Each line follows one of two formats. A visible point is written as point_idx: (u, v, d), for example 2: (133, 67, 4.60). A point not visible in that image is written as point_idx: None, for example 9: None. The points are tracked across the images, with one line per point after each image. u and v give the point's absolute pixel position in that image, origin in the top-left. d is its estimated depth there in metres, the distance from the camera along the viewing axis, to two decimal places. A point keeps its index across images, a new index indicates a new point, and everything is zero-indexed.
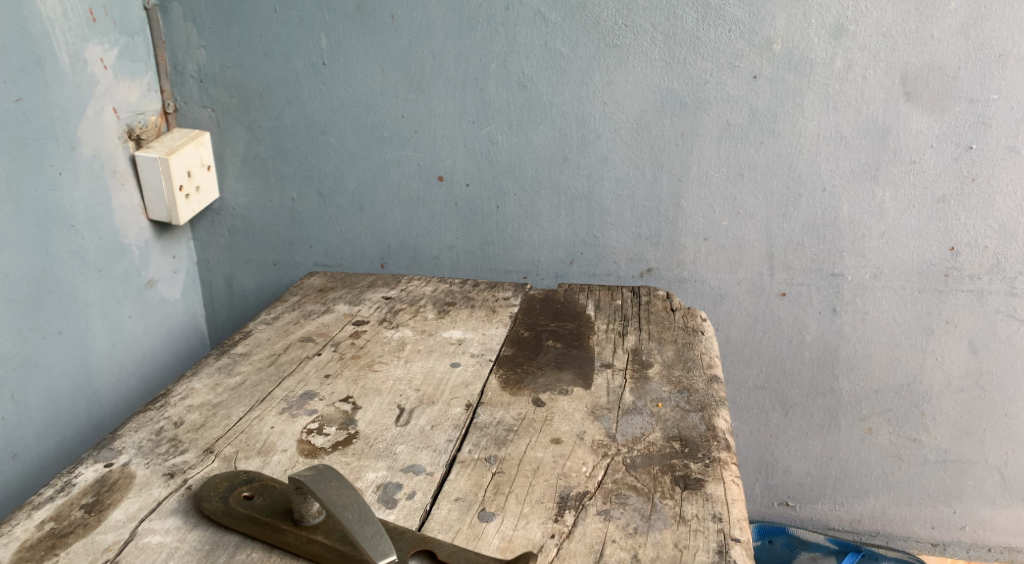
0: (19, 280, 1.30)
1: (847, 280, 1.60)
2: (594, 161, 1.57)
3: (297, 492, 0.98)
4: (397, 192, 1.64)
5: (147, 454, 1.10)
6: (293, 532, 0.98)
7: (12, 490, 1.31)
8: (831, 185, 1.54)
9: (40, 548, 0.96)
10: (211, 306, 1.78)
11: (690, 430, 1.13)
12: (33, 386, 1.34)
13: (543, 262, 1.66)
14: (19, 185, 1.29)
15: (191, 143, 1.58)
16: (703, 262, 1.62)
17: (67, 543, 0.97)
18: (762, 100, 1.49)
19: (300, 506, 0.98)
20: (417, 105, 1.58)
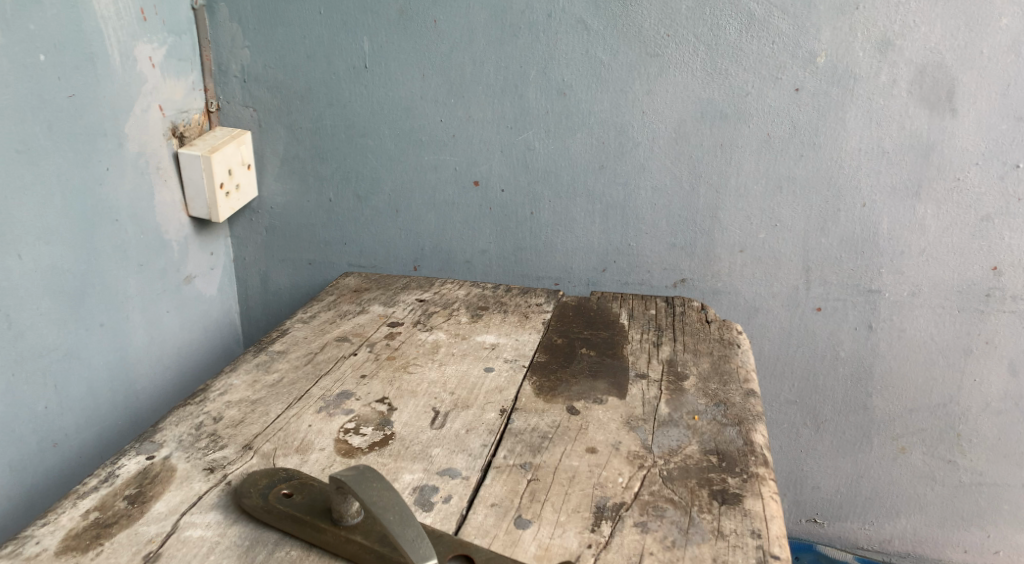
0: (65, 272, 1.32)
1: (884, 297, 1.58)
2: (631, 170, 1.57)
3: (335, 491, 0.98)
4: (433, 196, 1.65)
5: (187, 448, 1.12)
6: (332, 531, 0.98)
7: (52, 478, 1.34)
8: (871, 200, 1.52)
9: (85, 537, 0.98)
10: (245, 303, 1.80)
11: (727, 444, 1.12)
12: (74, 376, 1.36)
13: (575, 269, 1.66)
14: (68, 179, 1.31)
15: (233, 142, 1.60)
16: (738, 274, 1.61)
17: (111, 533, 0.99)
18: (804, 112, 1.48)
19: (339, 506, 0.98)
20: (456, 110, 1.58)
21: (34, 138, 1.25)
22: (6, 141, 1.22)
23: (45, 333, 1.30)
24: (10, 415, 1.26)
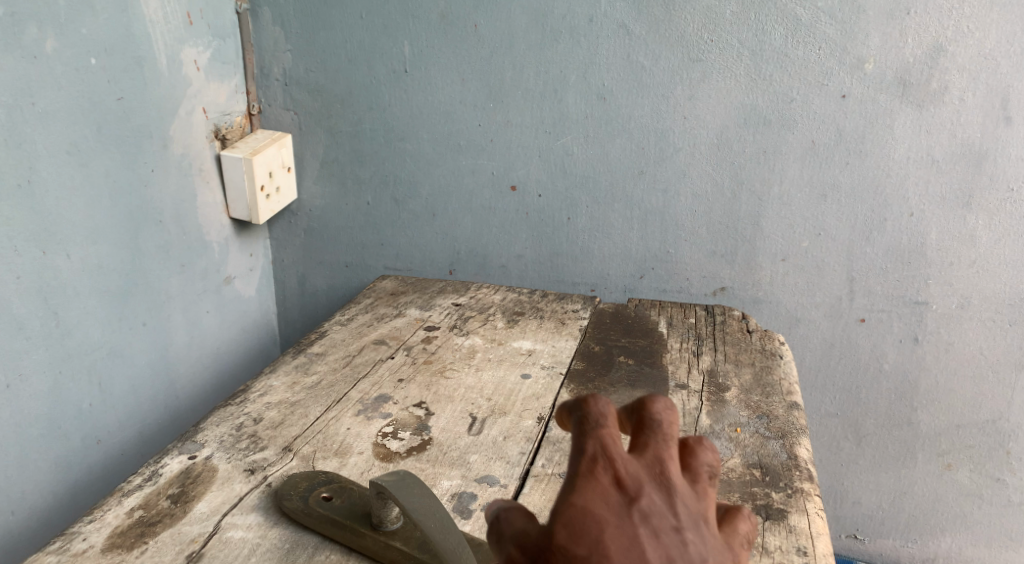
0: (111, 271, 1.34)
1: (931, 308, 1.55)
2: (671, 176, 1.55)
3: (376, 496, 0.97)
4: (471, 200, 1.65)
5: (228, 448, 1.12)
6: (372, 536, 0.98)
7: (94, 475, 1.35)
8: (919, 210, 1.49)
9: (130, 535, 0.99)
10: (284, 305, 1.81)
11: (771, 458, 1.10)
12: (118, 375, 1.37)
13: (612, 276, 1.65)
14: (116, 180, 1.33)
15: (274, 144, 1.61)
16: (780, 283, 1.59)
17: (155, 532, 0.99)
18: (849, 120, 1.46)
19: (379, 510, 0.98)
20: (494, 114, 1.58)
21: (84, 140, 1.27)
22: (57, 143, 1.23)
23: (91, 331, 1.31)
24: (56, 412, 1.27)
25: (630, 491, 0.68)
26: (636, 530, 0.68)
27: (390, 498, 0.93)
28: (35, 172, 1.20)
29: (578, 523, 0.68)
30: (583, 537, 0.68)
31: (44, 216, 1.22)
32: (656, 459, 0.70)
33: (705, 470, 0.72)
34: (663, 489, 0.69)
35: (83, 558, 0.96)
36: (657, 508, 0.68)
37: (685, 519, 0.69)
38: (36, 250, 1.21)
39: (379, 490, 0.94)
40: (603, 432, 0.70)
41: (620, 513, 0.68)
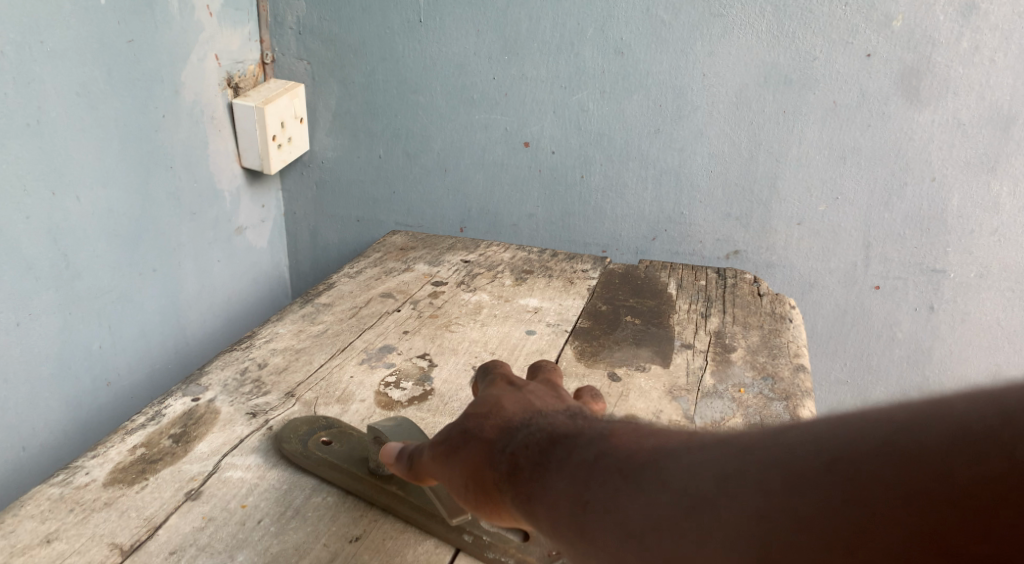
0: (121, 216, 1.32)
1: (948, 277, 1.52)
2: (688, 135, 1.52)
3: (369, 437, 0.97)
4: (483, 155, 1.63)
5: (232, 392, 1.12)
6: (369, 480, 0.96)
7: (104, 416, 1.35)
8: (941, 174, 1.45)
9: (131, 471, 0.98)
10: (294, 258, 1.81)
11: (773, 418, 1.08)
12: (127, 319, 1.36)
13: (624, 237, 1.63)
14: (125, 124, 1.31)
15: (286, 94, 1.59)
16: (795, 247, 1.56)
17: (156, 469, 0.99)
18: (874, 80, 1.42)
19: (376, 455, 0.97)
20: (510, 67, 1.54)
21: (93, 82, 1.24)
22: (66, 84, 1.20)
23: (100, 275, 1.30)
24: (66, 353, 1.26)
25: (519, 383, 0.86)
26: (523, 395, 0.83)
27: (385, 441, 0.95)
28: (44, 112, 1.18)
29: (480, 398, 0.84)
30: (481, 400, 0.83)
31: (52, 156, 1.20)
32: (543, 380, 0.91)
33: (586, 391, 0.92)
34: (548, 388, 0.87)
35: (84, 491, 0.95)
36: (540, 390, 0.85)
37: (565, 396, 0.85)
38: (46, 191, 1.19)
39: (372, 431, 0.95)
40: (497, 368, 0.91)
41: (511, 391, 0.84)
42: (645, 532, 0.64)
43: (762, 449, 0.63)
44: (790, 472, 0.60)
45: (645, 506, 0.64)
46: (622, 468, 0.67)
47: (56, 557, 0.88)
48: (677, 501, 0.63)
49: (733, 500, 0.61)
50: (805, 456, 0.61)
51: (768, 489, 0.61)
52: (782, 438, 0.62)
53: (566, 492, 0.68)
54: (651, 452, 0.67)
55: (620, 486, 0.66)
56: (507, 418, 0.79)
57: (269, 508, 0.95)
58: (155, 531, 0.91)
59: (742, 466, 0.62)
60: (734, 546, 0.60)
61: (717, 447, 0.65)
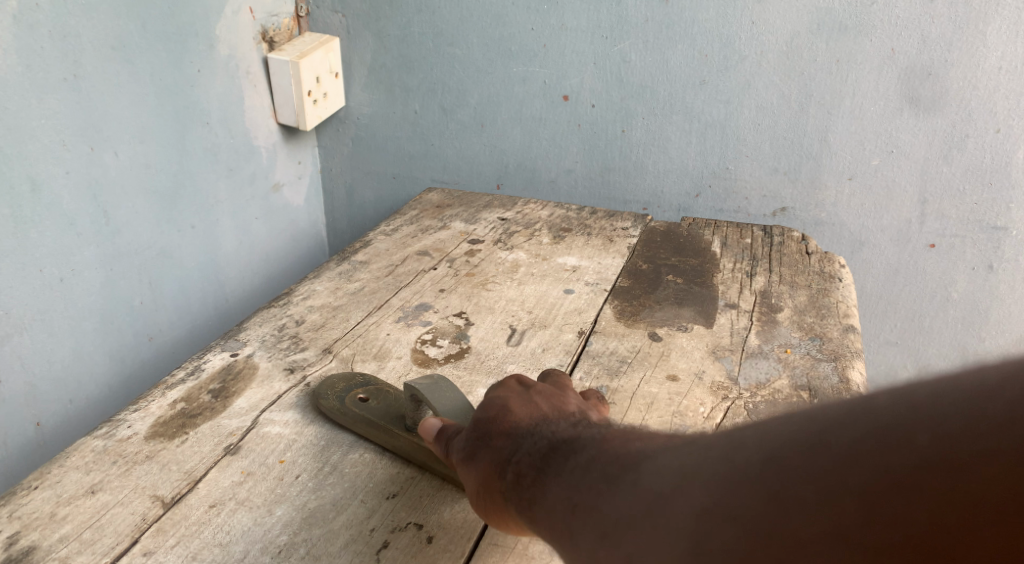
0: (159, 172, 1.31)
1: (1009, 235, 1.47)
2: (735, 86, 1.47)
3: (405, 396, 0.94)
4: (520, 110, 1.59)
5: (270, 348, 1.11)
6: (408, 437, 0.94)
7: (146, 371, 1.35)
8: (1006, 126, 1.39)
9: (172, 425, 0.98)
10: (331, 215, 1.79)
11: (821, 380, 1.04)
12: (168, 276, 1.36)
13: (666, 194, 1.59)
14: (161, 79, 1.28)
15: (321, 48, 1.56)
16: (845, 204, 1.52)
17: (196, 423, 0.98)
18: (937, 25, 1.35)
19: (414, 414, 0.94)
20: (549, 17, 1.49)
21: (129, 35, 1.22)
22: (102, 38, 1.18)
23: (140, 231, 1.29)
24: (110, 308, 1.26)
25: (528, 382, 0.87)
26: (532, 397, 0.84)
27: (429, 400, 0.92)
28: (81, 66, 1.16)
29: (488, 399, 0.85)
30: (490, 404, 0.84)
31: (90, 112, 1.18)
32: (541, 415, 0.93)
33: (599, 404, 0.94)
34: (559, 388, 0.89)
35: (126, 445, 0.95)
36: (548, 390, 0.86)
37: (575, 398, 0.86)
38: (85, 147, 1.17)
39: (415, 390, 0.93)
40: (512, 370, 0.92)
41: (521, 392, 0.85)
42: (614, 532, 0.63)
43: (714, 448, 0.61)
44: (729, 470, 0.58)
45: (613, 506, 0.64)
46: (605, 473, 0.67)
47: (100, 509, 0.87)
48: (637, 503, 0.62)
49: (679, 497, 0.60)
50: (745, 452, 0.58)
51: (712, 487, 0.58)
52: (732, 437, 0.60)
53: (559, 499, 0.69)
54: (625, 460, 0.67)
55: (602, 490, 0.66)
56: (515, 425, 0.80)
57: (307, 464, 0.94)
58: (196, 485, 0.91)
59: (694, 466, 0.61)
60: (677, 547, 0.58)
61: (680, 450, 0.63)
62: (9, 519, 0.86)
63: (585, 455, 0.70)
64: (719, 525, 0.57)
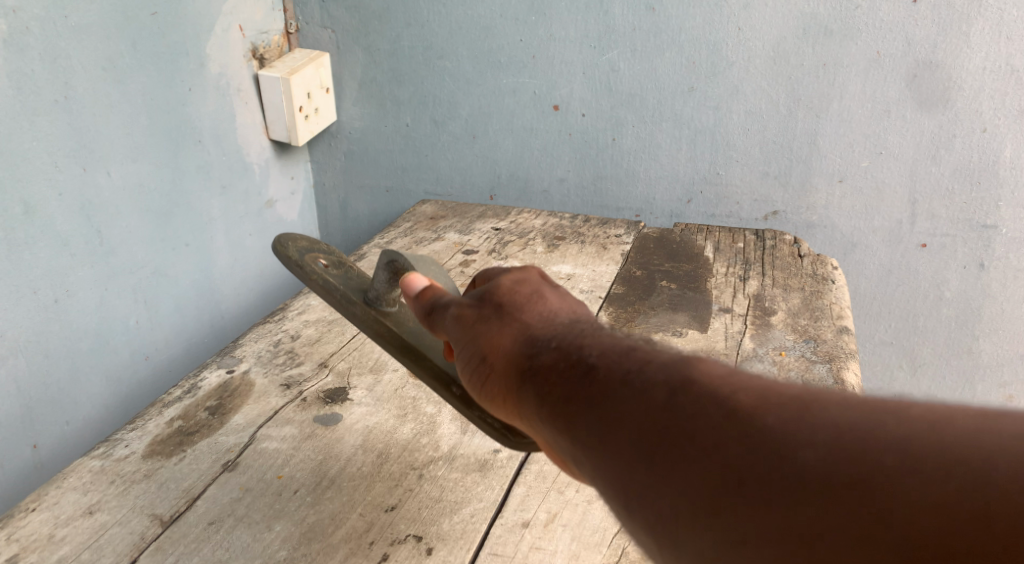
0: (152, 191, 1.31)
1: (999, 233, 1.48)
2: (723, 92, 1.47)
3: (374, 265, 0.92)
4: (511, 120, 1.59)
5: (265, 363, 1.11)
6: (362, 307, 0.94)
7: (143, 390, 1.35)
8: (993, 125, 1.40)
9: (169, 443, 0.98)
10: (325, 230, 1.80)
11: (816, 382, 1.04)
12: (163, 294, 1.36)
13: (658, 200, 1.59)
14: (153, 98, 1.29)
15: (312, 64, 1.56)
16: (836, 206, 1.52)
17: (193, 441, 0.98)
18: (921, 28, 1.36)
19: (377, 287, 0.93)
20: (538, 28, 1.50)
21: (120, 56, 1.22)
22: (92, 58, 1.18)
23: (135, 250, 1.29)
24: (105, 328, 1.26)
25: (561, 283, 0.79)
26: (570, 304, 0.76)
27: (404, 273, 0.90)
28: (71, 87, 1.16)
29: (520, 284, 0.76)
30: (525, 289, 0.75)
31: (81, 132, 1.18)
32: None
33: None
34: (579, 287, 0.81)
35: (124, 464, 0.95)
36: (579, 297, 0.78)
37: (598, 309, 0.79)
38: (77, 167, 1.18)
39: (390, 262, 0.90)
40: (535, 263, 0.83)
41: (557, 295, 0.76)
42: (729, 484, 0.55)
43: (887, 435, 0.53)
44: (886, 486, 0.52)
45: (744, 457, 0.55)
46: (730, 413, 0.57)
47: (99, 529, 0.87)
48: (786, 460, 0.54)
49: (860, 473, 0.53)
50: (927, 475, 0.52)
51: (861, 492, 0.52)
52: (914, 433, 0.53)
53: (646, 415, 0.59)
54: (765, 402, 0.57)
55: (726, 437, 0.56)
56: (551, 321, 0.72)
57: (306, 479, 0.94)
58: (194, 502, 0.91)
59: (858, 454, 0.53)
60: (763, 534, 0.54)
61: (852, 426, 0.54)
62: (8, 541, 0.86)
63: (702, 375, 0.59)
64: (830, 522, 0.53)
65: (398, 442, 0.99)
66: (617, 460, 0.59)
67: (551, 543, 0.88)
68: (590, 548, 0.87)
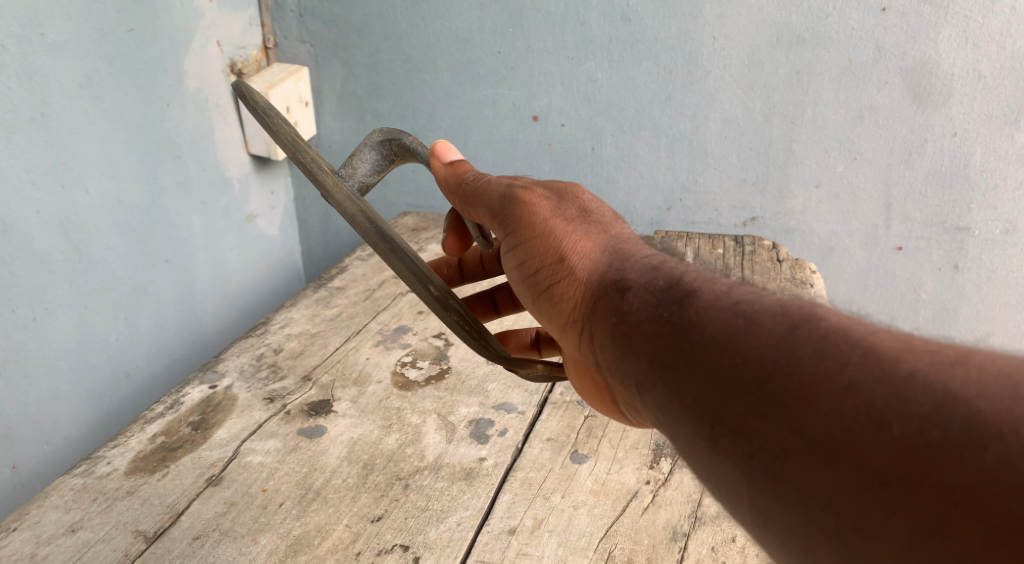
0: (132, 207, 1.31)
1: (973, 235, 1.50)
2: (700, 101, 1.49)
3: (358, 143, 0.95)
4: (491, 132, 1.60)
5: (248, 377, 1.11)
6: (330, 177, 0.85)
7: (124, 407, 1.35)
8: (963, 130, 1.42)
9: (152, 460, 0.98)
10: (307, 243, 1.80)
11: None
12: (144, 310, 1.36)
13: (638, 209, 1.61)
14: (131, 115, 1.29)
15: (291, 78, 1.56)
16: (813, 211, 1.54)
17: (176, 456, 0.98)
18: (890, 34, 1.38)
19: (355, 164, 0.94)
20: (515, 40, 1.51)
21: (96, 73, 1.22)
22: (69, 76, 1.18)
23: (115, 267, 1.29)
24: (85, 346, 1.25)
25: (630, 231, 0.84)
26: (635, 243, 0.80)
27: (396, 156, 0.96)
28: (48, 105, 1.16)
29: (594, 216, 0.81)
30: (596, 222, 0.80)
31: (57, 150, 1.18)
32: (481, 259, 0.99)
33: (542, 332, 0.98)
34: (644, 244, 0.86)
35: (106, 481, 0.95)
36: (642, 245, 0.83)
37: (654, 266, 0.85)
38: (55, 185, 1.18)
39: (382, 143, 0.95)
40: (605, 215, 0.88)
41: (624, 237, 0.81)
42: (785, 383, 0.62)
43: (944, 364, 0.60)
44: (989, 444, 0.57)
45: (807, 360, 0.62)
46: (827, 348, 0.62)
47: (82, 546, 0.87)
48: (848, 366, 0.61)
49: (905, 381, 0.59)
50: (976, 420, 0.57)
51: (899, 398, 0.59)
52: (956, 359, 0.60)
53: (758, 349, 0.64)
54: (849, 330, 0.63)
55: (795, 343, 0.63)
56: (622, 252, 0.78)
57: (291, 491, 0.94)
58: (179, 517, 0.91)
59: (974, 410, 0.58)
60: (805, 423, 0.60)
61: (978, 384, 0.59)
62: None
63: (829, 321, 0.64)
64: (861, 414, 0.59)
65: (383, 453, 0.99)
66: (713, 388, 0.64)
67: (537, 549, 0.88)
68: (576, 553, 0.88)
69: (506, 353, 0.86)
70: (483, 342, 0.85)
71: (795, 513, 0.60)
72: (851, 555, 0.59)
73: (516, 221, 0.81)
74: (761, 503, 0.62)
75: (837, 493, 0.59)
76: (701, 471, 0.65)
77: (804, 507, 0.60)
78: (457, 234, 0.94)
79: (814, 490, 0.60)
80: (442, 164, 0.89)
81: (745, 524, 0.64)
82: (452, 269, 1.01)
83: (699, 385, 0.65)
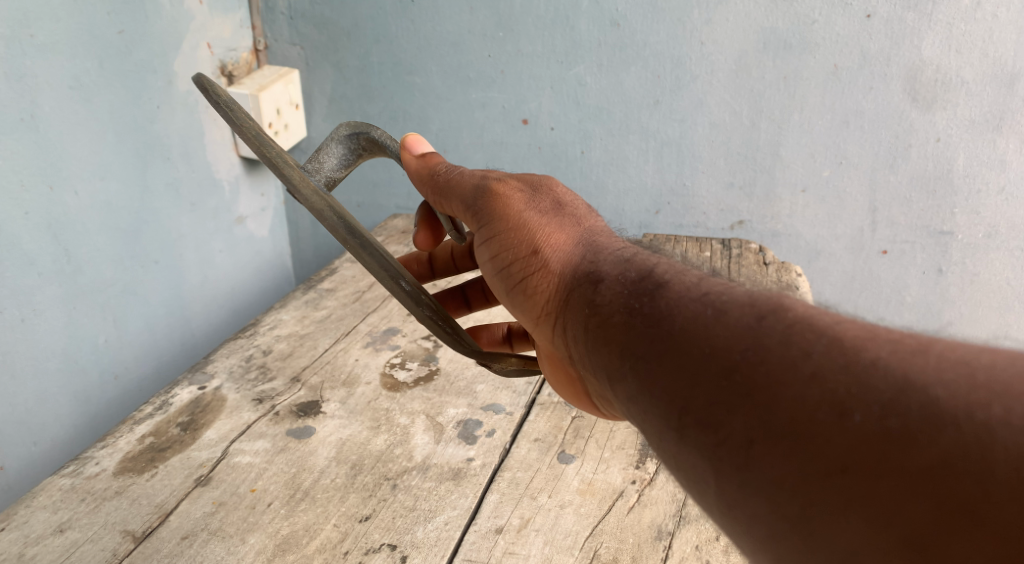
0: (121, 209, 1.31)
1: (956, 239, 1.52)
2: (688, 105, 1.50)
3: (326, 137, 0.96)
4: (481, 134, 1.61)
5: (237, 379, 1.12)
6: (297, 172, 0.85)
7: (113, 408, 1.35)
8: (946, 135, 1.44)
9: (140, 460, 0.98)
10: (297, 245, 1.81)
11: None
12: (134, 312, 1.36)
13: (627, 212, 1.62)
14: (120, 116, 1.29)
15: (281, 80, 1.56)
16: (800, 215, 1.56)
17: (165, 457, 0.98)
18: (875, 41, 1.39)
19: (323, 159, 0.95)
20: (505, 43, 1.52)
21: (86, 74, 1.23)
22: (59, 77, 1.19)
23: (103, 268, 1.29)
24: (74, 347, 1.26)
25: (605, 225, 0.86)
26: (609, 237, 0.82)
27: (363, 150, 0.97)
28: (38, 106, 1.16)
29: (570, 210, 0.82)
30: (572, 217, 0.82)
31: (47, 151, 1.18)
32: (453, 253, 1.00)
33: (515, 326, 0.99)
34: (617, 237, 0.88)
35: (95, 481, 0.95)
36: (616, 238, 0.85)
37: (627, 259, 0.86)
38: (44, 186, 1.18)
39: (350, 137, 0.96)
40: None
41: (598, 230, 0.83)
42: (752, 371, 0.63)
43: (907, 353, 0.61)
44: (946, 428, 0.58)
45: (773, 351, 0.63)
46: (792, 339, 0.64)
47: (70, 546, 0.88)
48: (812, 356, 0.62)
49: (866, 369, 0.61)
50: (934, 407, 0.59)
51: (862, 386, 0.60)
52: (919, 348, 0.62)
53: (726, 340, 0.65)
54: (815, 321, 0.65)
55: (762, 333, 0.65)
56: (596, 246, 0.79)
57: (279, 491, 0.94)
58: (167, 517, 0.91)
59: (932, 397, 0.59)
60: (770, 411, 0.62)
61: (937, 372, 0.60)
62: None
63: (795, 312, 0.66)
64: (825, 402, 0.60)
65: (371, 453, 1.00)
66: (682, 379, 0.66)
67: (524, 548, 0.89)
68: (562, 552, 0.89)
69: (480, 346, 0.86)
70: (456, 336, 0.85)
71: (761, 500, 0.61)
72: (816, 541, 0.60)
73: (490, 214, 0.81)
74: (727, 492, 0.63)
75: (801, 479, 0.60)
76: (671, 460, 0.66)
77: (771, 494, 0.61)
78: (430, 227, 0.95)
79: (778, 478, 0.61)
80: (414, 157, 0.89)
81: (713, 512, 0.65)
82: (422, 265, 1.02)
83: (669, 376, 0.66)
